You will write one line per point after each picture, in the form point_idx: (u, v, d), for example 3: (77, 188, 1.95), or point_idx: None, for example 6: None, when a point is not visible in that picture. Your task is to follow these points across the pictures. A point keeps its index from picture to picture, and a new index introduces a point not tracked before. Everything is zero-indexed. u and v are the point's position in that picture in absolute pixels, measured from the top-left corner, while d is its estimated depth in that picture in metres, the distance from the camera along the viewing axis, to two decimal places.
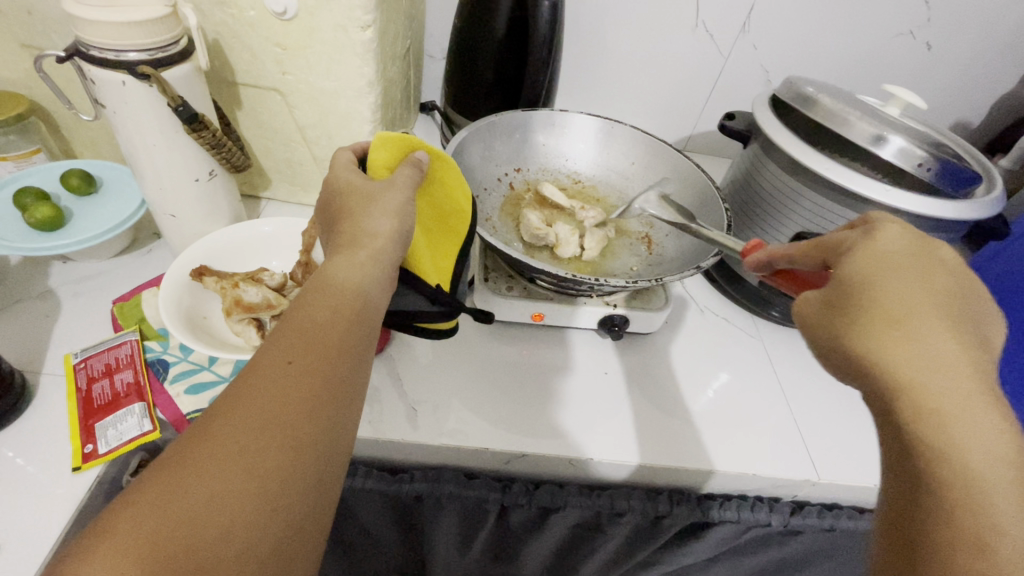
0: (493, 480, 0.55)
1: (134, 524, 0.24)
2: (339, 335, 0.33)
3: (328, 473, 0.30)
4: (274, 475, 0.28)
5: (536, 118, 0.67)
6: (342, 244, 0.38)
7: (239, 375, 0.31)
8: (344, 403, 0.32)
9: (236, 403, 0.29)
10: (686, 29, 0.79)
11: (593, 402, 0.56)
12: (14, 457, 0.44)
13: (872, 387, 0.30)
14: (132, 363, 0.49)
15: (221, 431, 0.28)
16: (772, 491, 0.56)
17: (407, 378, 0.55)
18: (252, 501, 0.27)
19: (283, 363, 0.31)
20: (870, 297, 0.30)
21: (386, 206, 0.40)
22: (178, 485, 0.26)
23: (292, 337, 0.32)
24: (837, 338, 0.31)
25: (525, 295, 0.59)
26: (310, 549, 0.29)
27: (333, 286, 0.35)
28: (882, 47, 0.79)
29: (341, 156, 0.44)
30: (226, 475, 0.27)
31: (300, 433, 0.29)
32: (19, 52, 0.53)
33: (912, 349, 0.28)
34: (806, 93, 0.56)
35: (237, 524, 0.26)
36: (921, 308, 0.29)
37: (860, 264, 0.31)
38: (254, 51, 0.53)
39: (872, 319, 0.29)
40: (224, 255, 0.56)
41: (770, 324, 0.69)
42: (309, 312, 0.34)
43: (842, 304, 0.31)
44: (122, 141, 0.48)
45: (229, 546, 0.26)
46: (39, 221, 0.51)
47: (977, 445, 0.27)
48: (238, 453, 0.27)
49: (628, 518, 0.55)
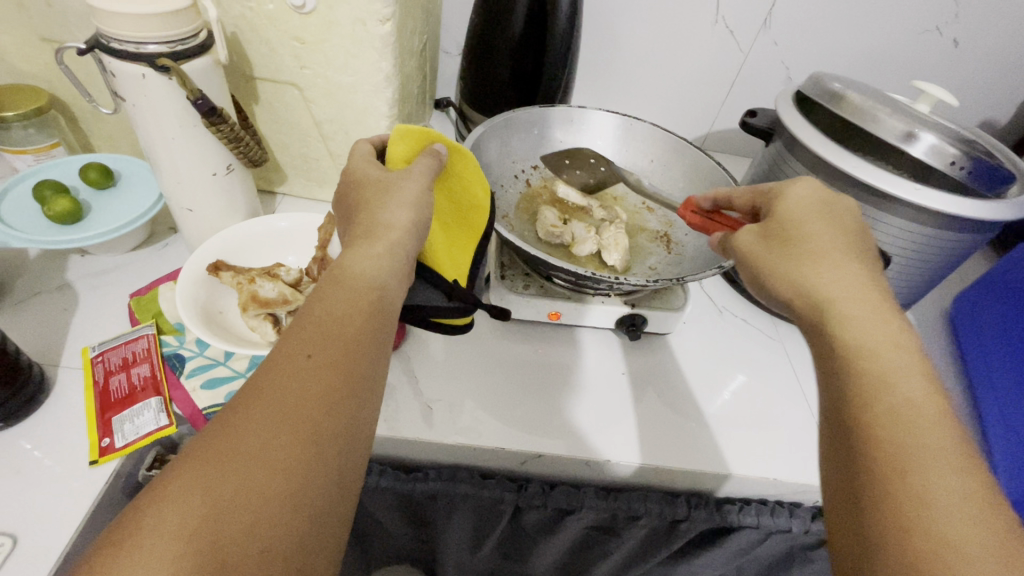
0: (508, 481, 0.54)
1: (160, 521, 0.24)
2: (356, 328, 0.33)
3: (347, 470, 0.29)
4: (297, 471, 0.27)
5: (554, 114, 0.66)
6: (359, 236, 0.38)
7: (259, 370, 0.30)
8: (363, 398, 0.31)
9: (256, 399, 0.29)
10: (706, 25, 0.78)
11: (611, 403, 0.55)
12: (32, 450, 0.44)
13: (796, 301, 0.37)
14: (149, 357, 0.49)
15: (240, 426, 0.27)
16: (793, 496, 0.54)
17: (422, 376, 0.55)
18: (276, 498, 0.26)
19: (302, 357, 0.30)
20: (794, 233, 0.38)
21: (403, 198, 0.39)
22: (199, 482, 0.25)
23: (310, 331, 0.32)
24: (767, 267, 0.39)
25: (542, 293, 0.58)
26: (330, 550, 0.28)
27: (349, 280, 0.34)
28: (907, 44, 0.77)
29: (359, 149, 0.44)
30: (246, 469, 0.26)
31: (319, 430, 0.28)
32: (39, 45, 0.54)
33: (825, 271, 0.36)
34: (832, 89, 0.55)
35: (261, 520, 0.26)
36: (833, 246, 0.37)
37: (783, 208, 0.40)
38: (272, 44, 0.53)
39: (794, 252, 0.38)
40: (240, 251, 0.56)
41: (790, 325, 0.68)
42: (326, 307, 0.33)
43: (774, 236, 0.39)
44: (142, 135, 0.48)
45: (253, 541, 0.25)
46: (57, 214, 0.51)
47: (897, 357, 0.31)
48: (260, 446, 0.27)
49: (645, 521, 0.54)
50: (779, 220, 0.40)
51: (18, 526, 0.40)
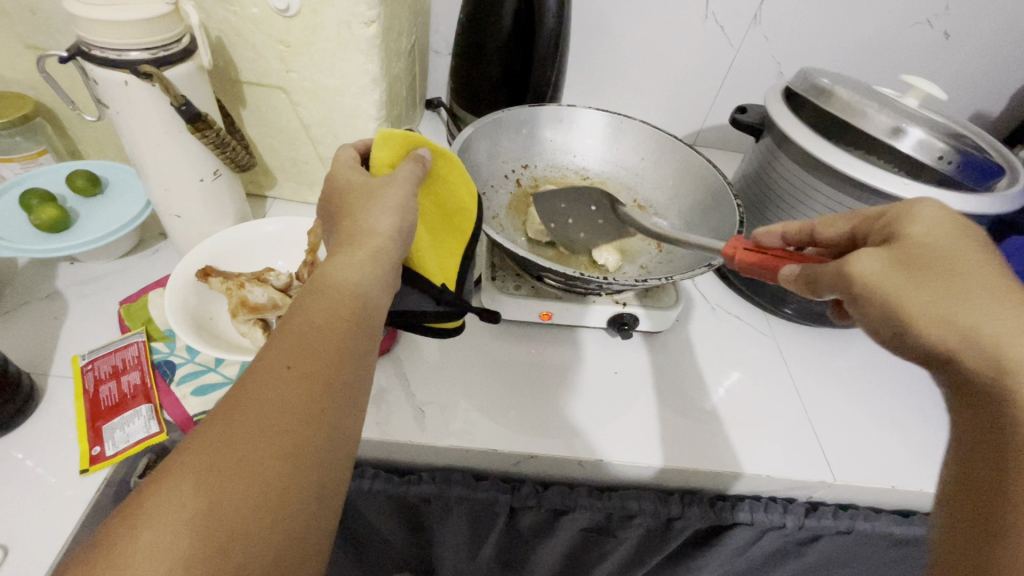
0: (502, 482, 0.54)
1: (133, 538, 0.24)
2: (338, 337, 0.33)
3: (328, 481, 0.29)
4: (276, 485, 0.27)
5: (543, 114, 0.66)
6: (342, 243, 0.38)
7: (240, 379, 0.30)
8: (344, 407, 0.31)
9: (236, 412, 0.28)
10: (696, 21, 0.78)
11: (604, 403, 0.55)
12: (23, 459, 0.44)
13: (960, 358, 0.27)
14: (139, 364, 0.49)
15: (218, 438, 0.27)
16: (787, 492, 0.54)
17: (414, 379, 0.55)
18: (254, 514, 0.26)
19: (281, 368, 0.30)
20: (945, 266, 0.29)
21: (386, 204, 0.39)
22: (174, 497, 0.25)
23: (291, 341, 0.32)
24: (921, 305, 0.28)
25: (534, 294, 0.57)
26: (311, 561, 0.28)
27: (330, 287, 0.34)
28: (898, 37, 0.77)
29: (342, 153, 0.44)
30: (224, 486, 0.26)
31: (299, 442, 0.28)
32: (23, 53, 0.53)
33: (995, 317, 0.27)
34: (821, 85, 0.54)
35: (238, 536, 0.26)
36: (999, 284, 0.28)
37: (917, 235, 0.31)
38: (258, 48, 0.53)
39: (945, 292, 0.28)
40: (229, 256, 0.56)
41: (782, 321, 0.68)
42: (307, 315, 0.33)
43: (918, 268, 0.29)
44: (127, 143, 0.48)
45: (229, 558, 0.25)
46: (45, 223, 0.51)
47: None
48: (239, 462, 0.27)
49: (639, 520, 0.54)
50: (913, 245, 0.30)
51: (9, 535, 0.40)
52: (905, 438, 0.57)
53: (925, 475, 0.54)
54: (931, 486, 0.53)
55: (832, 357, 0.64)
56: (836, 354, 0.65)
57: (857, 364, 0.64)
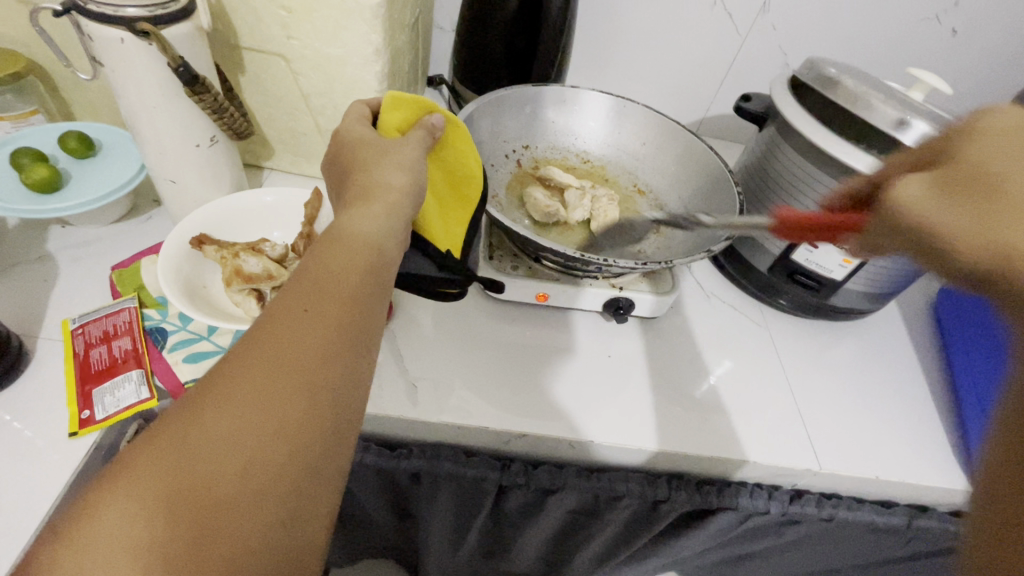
0: (492, 459, 0.54)
1: (152, 458, 0.25)
2: (353, 285, 0.33)
3: (342, 422, 0.30)
4: (290, 422, 0.28)
5: (547, 94, 0.65)
6: (355, 195, 0.39)
7: (257, 320, 0.31)
8: (359, 354, 0.32)
9: (253, 349, 0.29)
10: (704, 6, 0.77)
11: (596, 385, 0.56)
12: (11, 421, 0.43)
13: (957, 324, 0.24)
14: (131, 330, 0.49)
15: (236, 373, 0.28)
16: (773, 479, 0.55)
17: (407, 354, 0.55)
18: (270, 448, 0.27)
19: (298, 310, 0.31)
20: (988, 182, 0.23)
21: (400, 161, 0.41)
22: (194, 424, 0.27)
23: (307, 286, 0.32)
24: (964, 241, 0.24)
25: (531, 275, 0.57)
26: (324, 495, 0.29)
27: (347, 237, 0.35)
28: (904, 32, 0.77)
29: (354, 109, 0.45)
30: (241, 416, 0.27)
31: (315, 382, 0.29)
32: (15, 8, 0.52)
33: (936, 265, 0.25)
34: (828, 75, 0.54)
35: (254, 466, 0.27)
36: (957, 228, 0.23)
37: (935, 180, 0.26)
38: (259, 13, 0.52)
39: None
40: (222, 225, 0.55)
41: (776, 312, 0.68)
42: (324, 262, 0.34)
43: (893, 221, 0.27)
44: (122, 104, 0.47)
45: (245, 485, 0.26)
46: (36, 182, 0.50)
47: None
48: (254, 395, 0.28)
49: (627, 501, 0.55)
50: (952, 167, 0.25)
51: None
52: (891, 429, 0.58)
53: (906, 465, 0.55)
54: (913, 478, 0.54)
55: (823, 348, 0.65)
56: (827, 346, 0.65)
57: (847, 355, 0.64)
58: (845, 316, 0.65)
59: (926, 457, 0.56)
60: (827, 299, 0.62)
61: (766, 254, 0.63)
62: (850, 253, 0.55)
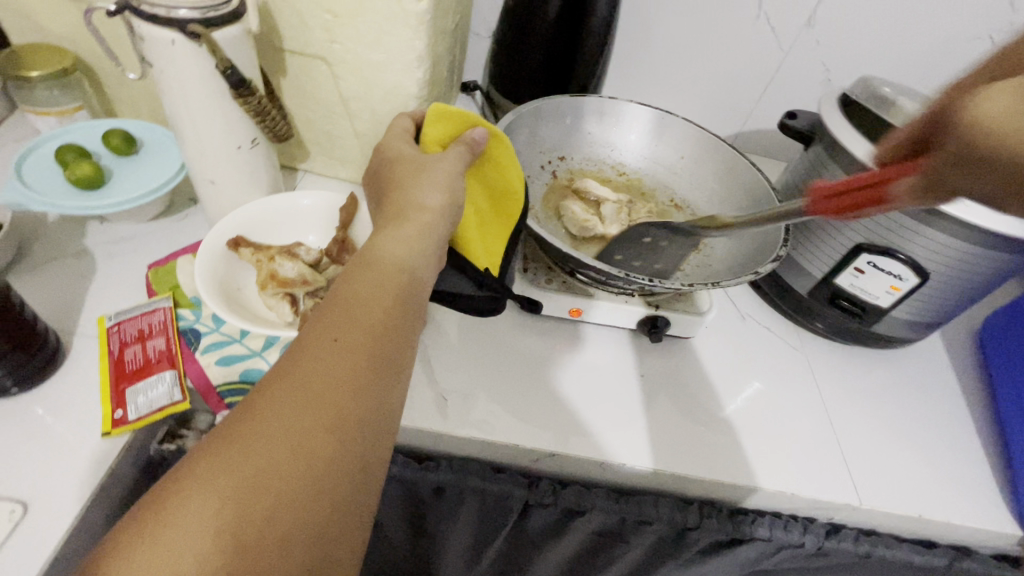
0: (520, 476, 0.53)
1: (184, 498, 0.25)
2: (384, 311, 0.33)
3: (371, 455, 0.29)
4: (319, 456, 0.27)
5: (587, 104, 0.64)
6: (390, 219, 0.39)
7: (289, 349, 0.31)
8: (389, 383, 0.31)
9: (284, 379, 0.29)
10: (747, 19, 0.75)
11: (628, 405, 0.54)
12: (47, 417, 0.43)
13: None
14: (165, 330, 0.49)
15: (267, 405, 0.28)
16: (809, 511, 0.53)
17: (438, 366, 0.54)
18: (300, 484, 0.26)
19: (328, 340, 0.31)
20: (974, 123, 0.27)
21: (436, 180, 0.40)
22: (224, 462, 0.26)
23: (338, 314, 0.32)
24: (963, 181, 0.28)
25: (566, 289, 0.56)
26: (354, 532, 0.28)
27: (378, 263, 0.35)
28: (955, 52, 0.74)
29: (397, 124, 0.45)
30: (272, 451, 0.27)
31: (345, 415, 0.29)
32: (66, 5, 0.52)
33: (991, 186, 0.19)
34: (882, 94, 0.54)
35: (283, 505, 0.26)
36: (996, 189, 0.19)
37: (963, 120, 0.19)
38: (304, 16, 0.52)
39: None
40: (259, 227, 0.54)
41: (813, 336, 0.66)
42: (355, 290, 0.34)
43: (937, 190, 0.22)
44: (167, 104, 0.47)
45: (274, 526, 0.26)
46: (79, 178, 0.51)
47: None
48: (285, 428, 0.27)
49: (655, 527, 0.53)
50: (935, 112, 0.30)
51: (30, 492, 0.39)
52: (933, 465, 0.55)
53: (950, 504, 0.52)
54: (957, 518, 0.52)
55: (863, 376, 0.62)
56: (867, 373, 0.63)
57: (888, 384, 0.62)
58: (887, 343, 0.62)
59: (972, 496, 0.54)
60: (870, 325, 0.60)
61: (807, 276, 0.60)
62: (898, 280, 0.53)
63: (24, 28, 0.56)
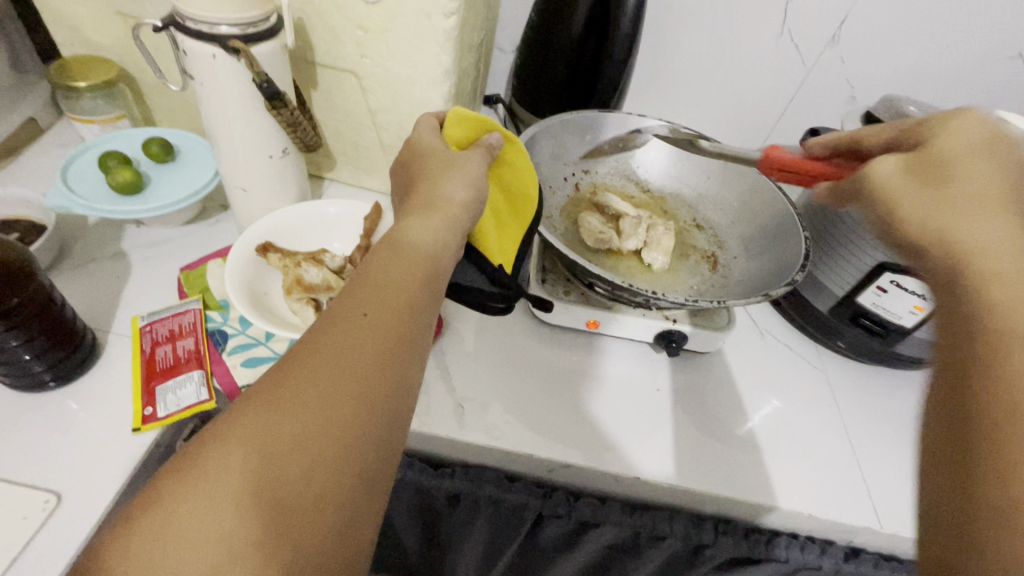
0: (534, 486, 0.54)
1: (223, 454, 0.26)
2: (410, 293, 0.34)
3: (395, 428, 0.30)
4: (349, 424, 0.28)
5: (609, 120, 0.64)
6: (418, 206, 0.40)
7: (319, 323, 0.32)
8: (413, 361, 0.32)
9: (315, 350, 0.30)
10: (771, 36, 0.76)
11: (645, 419, 0.54)
12: (83, 411, 0.45)
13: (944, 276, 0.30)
14: (195, 331, 0.50)
15: (300, 372, 0.29)
16: (828, 534, 0.52)
17: (456, 374, 0.54)
18: (331, 450, 0.27)
19: (358, 315, 0.32)
20: (953, 173, 0.31)
21: (463, 177, 0.41)
22: (260, 424, 0.27)
23: (368, 292, 0.33)
24: (912, 216, 0.32)
25: (582, 301, 0.57)
26: (376, 500, 0.29)
27: (405, 247, 0.36)
28: (984, 71, 0.73)
29: (423, 122, 0.46)
30: (304, 416, 0.27)
31: (373, 387, 0.30)
32: (114, 20, 0.55)
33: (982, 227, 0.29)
34: (906, 113, 0.52)
35: (316, 468, 0.27)
36: (981, 196, 0.30)
37: (944, 144, 0.32)
38: (337, 32, 0.54)
39: (956, 201, 0.30)
40: (285, 234, 0.56)
41: (834, 355, 0.65)
42: (383, 271, 0.34)
43: (929, 175, 0.32)
44: (205, 114, 0.49)
45: (309, 487, 0.26)
46: (120, 184, 0.53)
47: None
48: (317, 396, 0.28)
49: (669, 543, 0.53)
50: (936, 149, 0.33)
51: (63, 484, 0.41)
52: None
53: None
54: None
55: (885, 397, 0.61)
56: (889, 395, 0.62)
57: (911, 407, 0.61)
58: (910, 364, 0.61)
59: None
60: (891, 346, 0.59)
61: (828, 294, 0.60)
62: (923, 301, 0.52)
63: (73, 41, 0.59)
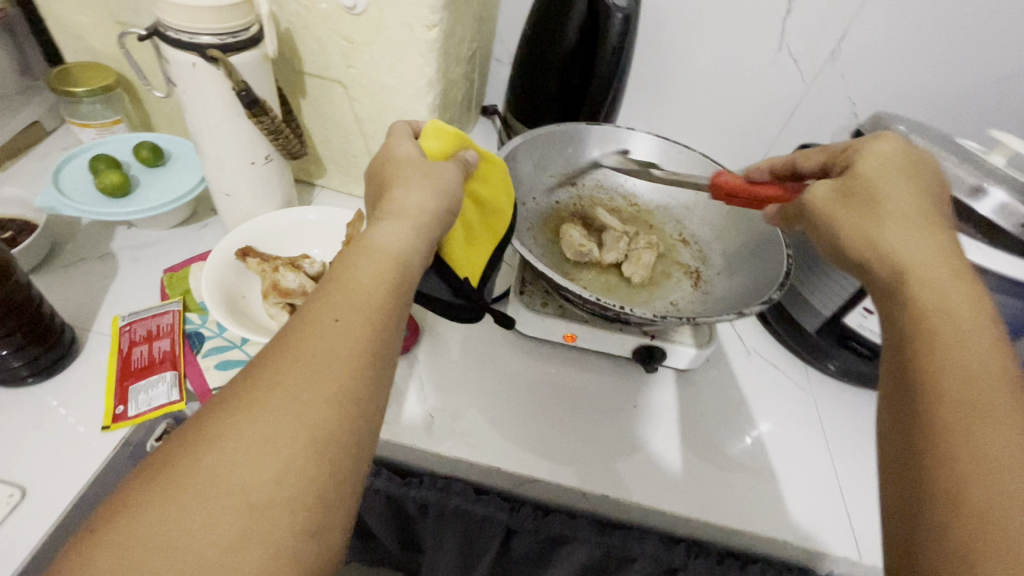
0: (502, 500, 0.53)
1: (196, 461, 0.26)
2: (382, 297, 0.33)
3: (368, 430, 0.30)
4: (321, 427, 0.28)
5: (595, 133, 0.65)
6: (382, 212, 0.39)
7: (287, 330, 0.31)
8: (384, 365, 0.32)
9: (283, 357, 0.30)
10: (768, 51, 0.75)
11: (618, 436, 0.53)
12: (57, 407, 0.46)
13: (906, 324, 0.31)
14: (172, 332, 0.51)
15: (269, 380, 0.29)
16: (805, 562, 0.50)
17: (428, 383, 0.54)
18: (302, 454, 0.27)
19: (329, 320, 0.31)
20: (875, 192, 0.36)
21: (431, 185, 0.41)
22: (232, 431, 0.27)
23: (339, 296, 0.32)
24: (844, 228, 0.37)
25: (560, 314, 0.56)
26: (350, 502, 0.29)
27: (379, 251, 0.35)
28: (990, 89, 0.71)
29: (398, 129, 0.45)
30: (275, 422, 0.27)
31: (344, 390, 0.29)
32: (113, 28, 0.57)
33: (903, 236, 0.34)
34: (895, 132, 0.51)
35: (288, 470, 0.26)
36: (909, 211, 0.35)
37: (866, 166, 0.38)
38: (323, 42, 0.55)
39: (879, 219, 0.35)
40: (267, 240, 0.57)
41: (822, 377, 0.63)
42: (356, 274, 0.34)
43: (856, 198, 0.37)
44: (190, 121, 0.50)
45: (282, 489, 0.26)
46: (108, 187, 0.54)
47: (1008, 401, 0.27)
48: (287, 402, 0.28)
49: (640, 564, 0.52)
50: (858, 171, 0.38)
51: (28, 479, 0.42)
52: None
53: None
54: None
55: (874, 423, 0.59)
56: None
57: None
58: None
59: None
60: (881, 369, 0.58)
61: (815, 314, 0.59)
62: None
63: (75, 48, 0.61)
